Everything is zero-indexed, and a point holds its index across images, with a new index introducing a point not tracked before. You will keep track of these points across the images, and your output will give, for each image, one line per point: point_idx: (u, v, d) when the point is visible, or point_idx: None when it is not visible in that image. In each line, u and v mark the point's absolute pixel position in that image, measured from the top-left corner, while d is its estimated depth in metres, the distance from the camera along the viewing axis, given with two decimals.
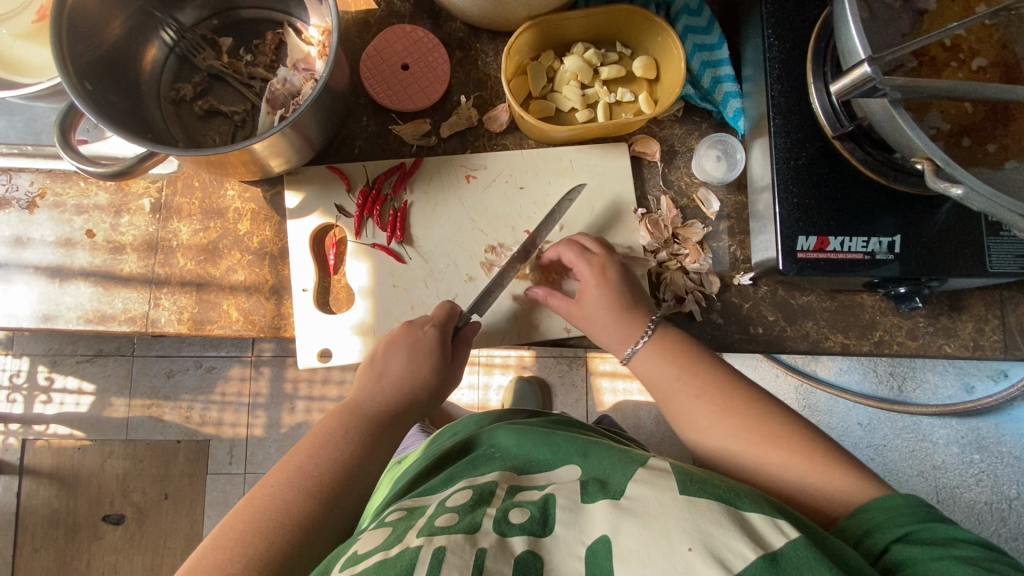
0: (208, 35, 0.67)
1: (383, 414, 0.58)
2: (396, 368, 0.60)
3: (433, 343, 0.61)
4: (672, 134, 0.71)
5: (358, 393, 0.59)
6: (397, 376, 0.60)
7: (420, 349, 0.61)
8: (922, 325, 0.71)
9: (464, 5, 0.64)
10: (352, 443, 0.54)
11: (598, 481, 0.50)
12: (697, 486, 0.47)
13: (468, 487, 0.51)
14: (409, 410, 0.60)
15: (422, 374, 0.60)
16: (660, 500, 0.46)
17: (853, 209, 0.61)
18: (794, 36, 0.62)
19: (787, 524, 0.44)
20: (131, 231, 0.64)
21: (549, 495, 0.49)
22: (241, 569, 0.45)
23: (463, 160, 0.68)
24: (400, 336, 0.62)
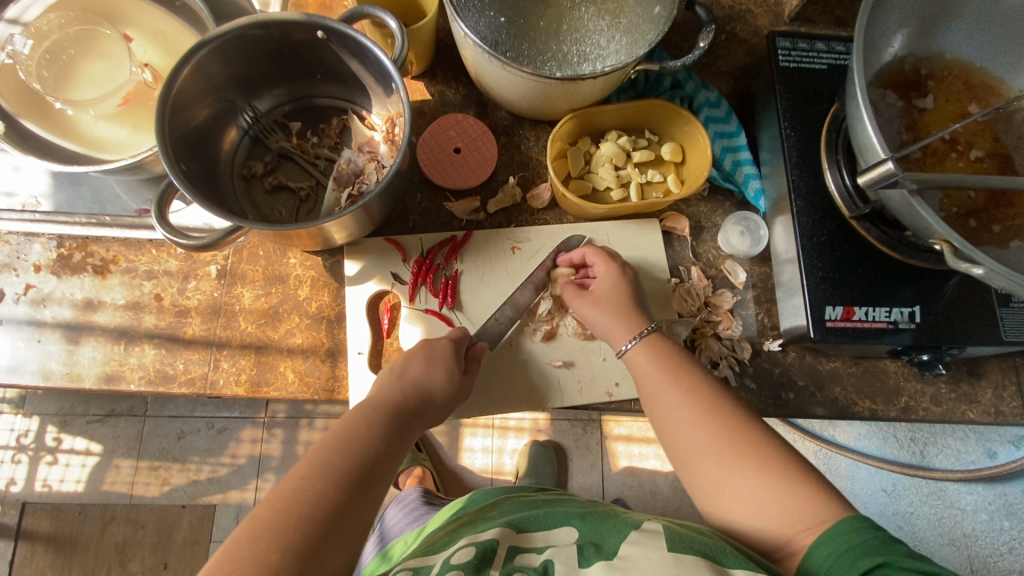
0: (280, 120, 0.74)
1: (402, 411, 0.60)
2: (415, 374, 0.61)
3: (448, 353, 0.63)
4: (698, 212, 0.77)
5: (377, 390, 0.61)
6: (416, 384, 0.61)
7: (437, 357, 0.63)
8: (945, 391, 0.74)
9: (513, 99, 0.71)
10: (378, 441, 0.57)
11: (593, 544, 0.53)
12: (684, 543, 0.50)
13: (471, 544, 0.55)
14: (424, 412, 0.61)
15: (435, 384, 0.62)
16: (650, 558, 0.49)
17: (874, 282, 0.66)
18: (808, 128, 0.70)
19: None
20: (196, 295, 0.68)
21: (548, 560, 0.52)
22: (275, 550, 0.47)
23: (509, 233, 0.73)
24: (420, 344, 0.64)
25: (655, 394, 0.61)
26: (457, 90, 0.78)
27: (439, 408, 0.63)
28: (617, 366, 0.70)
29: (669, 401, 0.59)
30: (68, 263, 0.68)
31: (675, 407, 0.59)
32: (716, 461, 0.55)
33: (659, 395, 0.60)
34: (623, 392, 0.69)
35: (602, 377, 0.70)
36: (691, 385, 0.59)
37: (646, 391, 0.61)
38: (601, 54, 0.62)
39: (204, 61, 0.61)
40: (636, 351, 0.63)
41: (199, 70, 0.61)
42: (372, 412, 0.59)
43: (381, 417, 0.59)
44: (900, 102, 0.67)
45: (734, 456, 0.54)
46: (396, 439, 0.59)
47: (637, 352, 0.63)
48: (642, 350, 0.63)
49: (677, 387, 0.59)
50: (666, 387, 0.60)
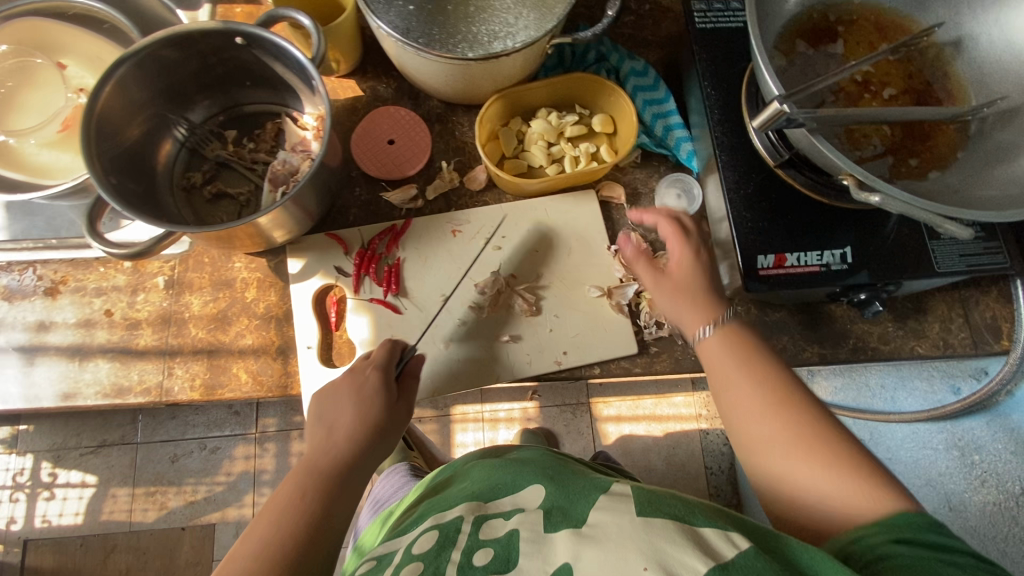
0: (215, 130, 0.75)
1: (345, 452, 0.58)
2: (347, 419, 0.60)
3: (374, 382, 0.62)
4: (634, 179, 0.79)
5: (315, 440, 0.60)
6: (351, 429, 0.59)
7: (366, 391, 0.61)
8: (892, 329, 0.75)
9: (438, 86, 0.73)
10: (325, 490, 0.55)
11: (559, 508, 0.53)
12: (654, 507, 0.49)
13: (435, 528, 0.54)
14: (370, 450, 0.60)
15: (375, 414, 0.61)
16: (619, 524, 0.48)
17: (804, 229, 0.67)
18: (727, 86, 0.72)
19: (738, 536, 0.46)
20: (146, 307, 0.69)
21: (513, 530, 0.51)
22: None
23: (449, 218, 0.74)
24: (346, 386, 0.62)
25: (726, 381, 0.57)
26: (388, 83, 0.80)
27: (387, 440, 0.62)
28: (565, 335, 0.71)
29: (742, 394, 0.55)
30: (18, 288, 0.69)
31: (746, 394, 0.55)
32: (783, 461, 0.52)
33: (729, 386, 0.57)
34: (571, 360, 0.71)
35: (551, 347, 0.71)
36: (772, 386, 0.55)
37: (717, 377, 0.58)
38: (510, 31, 0.63)
39: (125, 77, 0.62)
40: (711, 339, 0.59)
41: (123, 86, 0.63)
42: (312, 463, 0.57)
43: (318, 475, 0.56)
44: (812, 50, 0.68)
45: (803, 455, 0.50)
46: (345, 488, 0.56)
47: (713, 339, 0.59)
48: (717, 338, 0.59)
49: (749, 374, 0.56)
50: (739, 375, 0.56)
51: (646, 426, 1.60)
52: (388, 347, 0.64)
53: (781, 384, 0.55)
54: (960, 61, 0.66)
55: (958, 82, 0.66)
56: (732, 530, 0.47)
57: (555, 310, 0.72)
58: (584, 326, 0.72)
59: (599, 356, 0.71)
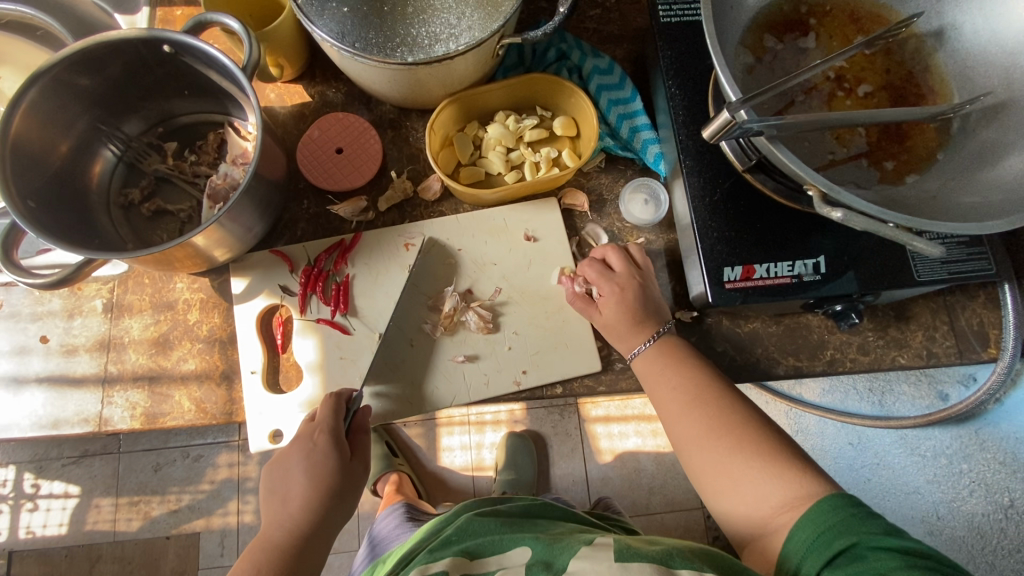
0: (155, 143, 0.72)
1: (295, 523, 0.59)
2: (299, 488, 0.60)
3: (323, 448, 0.60)
4: (599, 184, 0.74)
5: (268, 514, 0.60)
6: (303, 499, 0.59)
7: (316, 459, 0.60)
8: (872, 338, 0.71)
9: (385, 91, 0.69)
10: (275, 565, 0.56)
11: (542, 561, 0.52)
12: (632, 552, 0.51)
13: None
14: (320, 516, 0.59)
15: (322, 478, 0.60)
16: (597, 570, 0.49)
17: (773, 238, 0.63)
18: (693, 84, 0.67)
19: None
20: (84, 332, 0.66)
21: None
22: None
23: (401, 230, 0.71)
24: (296, 453, 0.61)
25: (657, 382, 0.61)
26: (338, 88, 0.75)
27: (339, 504, 0.61)
28: (524, 353, 0.68)
29: (668, 386, 0.60)
30: None
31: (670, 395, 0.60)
32: (707, 450, 0.56)
33: (658, 384, 0.61)
34: (531, 379, 0.67)
35: (509, 366, 0.68)
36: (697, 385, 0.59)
37: (648, 379, 0.62)
38: (452, 33, 0.59)
39: (42, 95, 0.58)
40: (646, 351, 0.62)
41: (42, 103, 0.59)
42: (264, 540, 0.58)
43: (274, 548, 0.57)
44: (783, 44, 0.63)
45: (718, 441, 0.56)
46: (304, 557, 0.58)
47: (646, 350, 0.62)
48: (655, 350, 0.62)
49: (678, 373, 0.60)
50: (666, 373, 0.61)
51: (635, 427, 1.56)
52: (332, 402, 0.62)
53: (702, 385, 0.59)
54: (942, 54, 0.61)
55: (940, 77, 0.61)
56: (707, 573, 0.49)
57: (514, 326, 0.69)
58: (544, 343, 0.68)
59: (560, 375, 0.67)
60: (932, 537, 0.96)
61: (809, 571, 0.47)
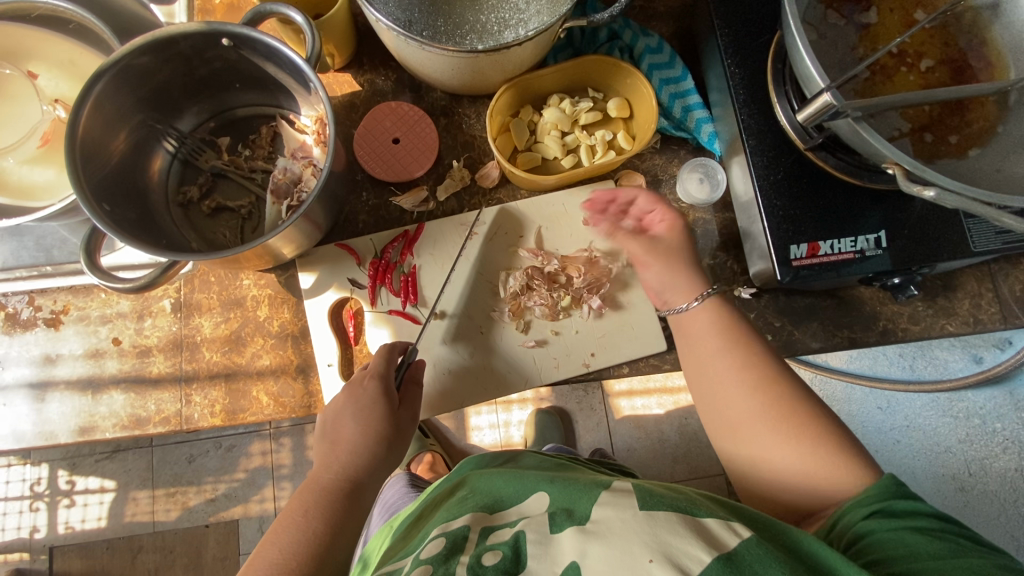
0: (207, 138, 0.71)
1: (346, 474, 0.56)
2: (348, 436, 0.58)
3: (375, 392, 0.59)
4: (654, 165, 0.75)
5: (314, 470, 0.57)
6: (354, 446, 0.57)
7: (366, 405, 0.59)
8: (922, 308, 0.74)
9: (443, 78, 0.68)
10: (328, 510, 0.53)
11: (564, 510, 0.48)
12: (655, 500, 0.47)
13: (441, 535, 0.49)
14: (372, 466, 0.57)
15: (374, 428, 0.58)
16: (621, 518, 0.45)
17: (836, 214, 0.65)
18: (752, 62, 0.67)
19: (741, 525, 0.45)
20: (155, 333, 0.67)
21: (520, 532, 0.47)
22: None
23: (463, 219, 0.71)
24: (345, 403, 0.59)
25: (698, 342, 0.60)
26: (387, 76, 0.75)
27: (390, 456, 0.59)
28: (591, 336, 0.69)
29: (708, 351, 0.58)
30: (18, 321, 0.66)
31: (716, 361, 0.57)
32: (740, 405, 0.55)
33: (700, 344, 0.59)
34: (599, 361, 0.69)
35: (578, 349, 0.69)
36: (746, 353, 0.56)
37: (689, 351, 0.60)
38: (522, 18, 0.58)
39: (105, 93, 0.58)
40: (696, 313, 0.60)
41: (104, 101, 0.58)
42: (310, 493, 0.54)
43: (319, 496, 0.54)
44: (845, 20, 0.63)
45: (768, 413, 0.53)
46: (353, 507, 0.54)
47: (700, 311, 0.61)
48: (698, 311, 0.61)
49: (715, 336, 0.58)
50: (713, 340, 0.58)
51: (658, 399, 1.60)
52: (385, 351, 0.62)
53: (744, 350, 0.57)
54: (998, 28, 0.61)
55: (995, 51, 0.61)
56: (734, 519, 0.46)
57: (580, 311, 0.70)
58: (611, 325, 0.70)
59: (627, 355, 0.69)
60: (962, 493, 1.01)
61: (851, 522, 0.46)
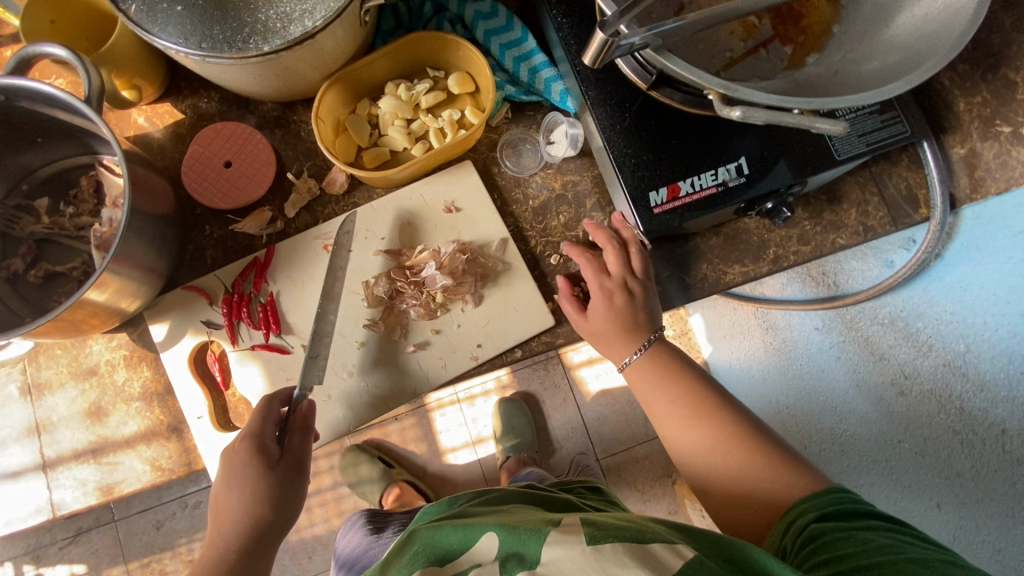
0: (22, 203, 0.65)
1: (231, 549, 0.56)
2: (230, 506, 0.57)
3: (248, 456, 0.56)
4: (512, 135, 0.71)
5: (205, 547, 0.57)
6: (238, 513, 0.56)
7: (241, 470, 0.56)
8: (809, 227, 0.72)
9: (260, 89, 0.63)
10: None
11: (516, 554, 0.43)
12: (604, 532, 0.44)
13: None
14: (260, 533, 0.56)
15: (251, 493, 0.56)
16: (571, 560, 0.42)
17: (691, 150, 0.62)
18: (579, 8, 0.63)
19: (684, 545, 0.43)
20: (9, 422, 0.62)
21: None
22: None
23: (317, 233, 0.67)
24: (223, 469, 0.57)
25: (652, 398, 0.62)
26: (210, 97, 0.69)
27: (279, 516, 0.57)
28: (475, 327, 0.66)
29: (662, 402, 0.61)
30: None
31: (665, 410, 0.60)
32: (700, 460, 0.58)
33: (652, 399, 0.61)
34: (488, 351, 0.66)
35: (464, 343, 0.66)
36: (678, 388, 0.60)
37: (641, 393, 0.63)
38: (305, 9, 0.53)
39: None
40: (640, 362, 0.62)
41: None
42: (200, 572, 0.55)
43: (208, 573, 0.55)
44: None
45: (721, 452, 0.56)
46: (247, 574, 0.55)
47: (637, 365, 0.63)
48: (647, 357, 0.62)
49: (672, 385, 0.60)
50: (658, 389, 0.61)
51: None
52: (263, 406, 0.59)
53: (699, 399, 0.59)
54: None
55: None
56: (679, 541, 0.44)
57: (459, 304, 0.66)
58: (494, 312, 0.67)
59: (516, 338, 0.66)
60: (902, 398, 0.99)
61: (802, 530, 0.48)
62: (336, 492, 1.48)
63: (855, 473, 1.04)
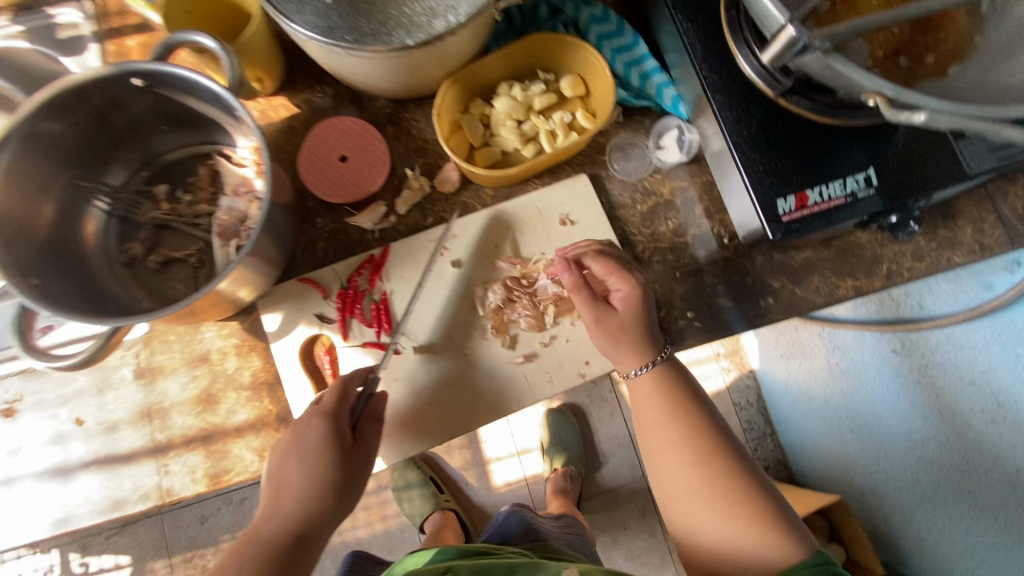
0: (142, 189, 0.66)
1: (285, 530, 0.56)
2: (292, 482, 0.57)
3: (324, 435, 0.57)
4: (620, 139, 0.71)
5: (259, 517, 0.58)
6: (297, 493, 0.57)
7: (312, 450, 0.57)
8: (924, 244, 0.70)
9: (384, 84, 0.64)
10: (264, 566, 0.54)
11: None
12: None
13: None
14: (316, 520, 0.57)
15: (315, 474, 0.57)
16: None
17: (818, 159, 0.60)
18: (704, 15, 0.63)
19: None
20: (121, 405, 0.62)
21: None
22: None
23: (431, 236, 0.67)
24: (291, 442, 0.57)
25: (651, 425, 0.61)
26: (324, 92, 0.70)
27: (334, 504, 0.58)
28: (584, 343, 0.65)
29: (667, 437, 0.60)
30: None
31: (667, 441, 0.60)
32: (701, 510, 0.58)
33: (656, 429, 0.61)
34: (595, 369, 0.65)
35: (571, 360, 0.65)
36: (688, 423, 0.60)
37: (644, 418, 0.62)
38: (449, 4, 0.53)
39: (14, 161, 0.53)
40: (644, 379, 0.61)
41: (13, 174, 0.54)
42: (251, 543, 0.56)
43: (258, 548, 0.56)
44: None
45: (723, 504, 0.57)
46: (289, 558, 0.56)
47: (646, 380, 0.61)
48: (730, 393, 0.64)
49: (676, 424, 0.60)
50: (666, 421, 0.60)
51: None
52: (340, 388, 0.59)
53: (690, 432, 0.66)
54: None
55: None
56: None
57: (570, 318, 0.66)
58: None
59: None
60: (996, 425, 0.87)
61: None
62: (380, 496, 1.48)
63: (939, 504, 1.00)
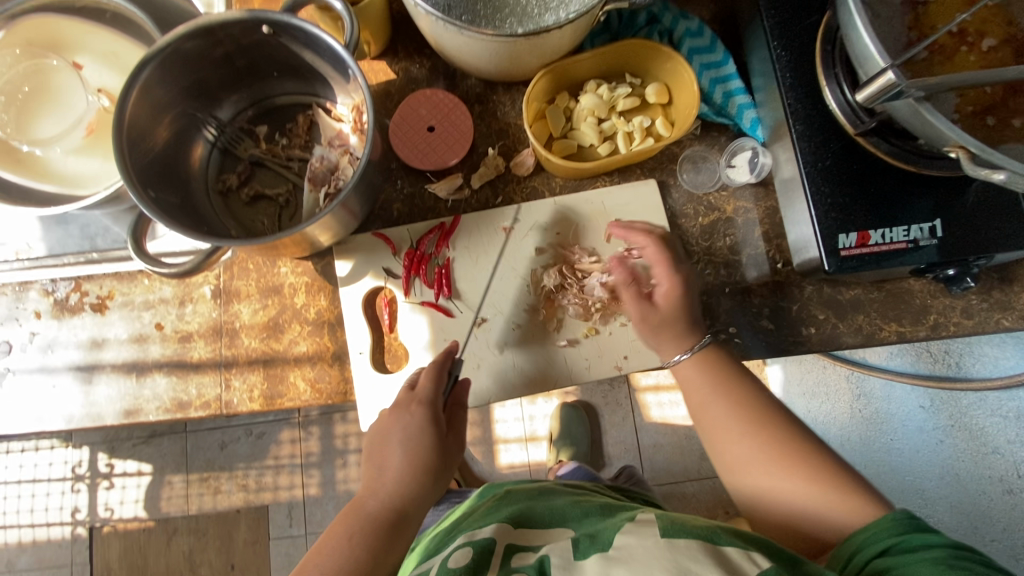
0: (246, 126, 0.72)
1: (385, 509, 0.56)
2: (393, 460, 0.58)
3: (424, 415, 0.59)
4: (693, 151, 0.73)
5: (361, 493, 0.58)
6: (396, 471, 0.57)
7: (416, 426, 0.59)
8: (976, 302, 0.70)
9: (481, 65, 0.67)
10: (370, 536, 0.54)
11: (588, 535, 0.51)
12: (678, 528, 0.49)
13: (468, 545, 0.53)
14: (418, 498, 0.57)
15: (422, 447, 0.58)
16: (643, 546, 0.47)
17: (886, 201, 0.62)
18: (799, 45, 0.64)
19: (760, 554, 0.46)
20: (196, 318, 0.68)
21: (543, 555, 0.50)
22: None
23: (499, 213, 0.71)
24: (391, 420, 0.60)
25: (704, 403, 0.62)
26: (422, 63, 0.74)
27: (433, 486, 0.58)
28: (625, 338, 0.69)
29: (715, 413, 0.61)
30: (66, 306, 0.69)
31: (721, 417, 0.61)
32: (763, 476, 0.58)
33: (704, 408, 0.62)
34: (632, 365, 0.68)
35: (610, 352, 0.69)
36: (739, 396, 0.61)
37: (694, 401, 0.63)
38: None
39: (151, 80, 0.59)
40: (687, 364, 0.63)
41: (146, 95, 0.59)
42: (355, 518, 0.56)
43: (360, 523, 0.55)
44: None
45: (783, 468, 0.57)
46: (395, 535, 0.55)
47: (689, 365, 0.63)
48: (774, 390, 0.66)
49: (723, 399, 0.61)
50: (714, 399, 0.62)
51: None
52: (437, 368, 0.62)
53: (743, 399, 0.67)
54: None
55: None
56: (753, 549, 0.47)
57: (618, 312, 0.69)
58: None
59: None
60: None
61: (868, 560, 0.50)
62: None
63: None
